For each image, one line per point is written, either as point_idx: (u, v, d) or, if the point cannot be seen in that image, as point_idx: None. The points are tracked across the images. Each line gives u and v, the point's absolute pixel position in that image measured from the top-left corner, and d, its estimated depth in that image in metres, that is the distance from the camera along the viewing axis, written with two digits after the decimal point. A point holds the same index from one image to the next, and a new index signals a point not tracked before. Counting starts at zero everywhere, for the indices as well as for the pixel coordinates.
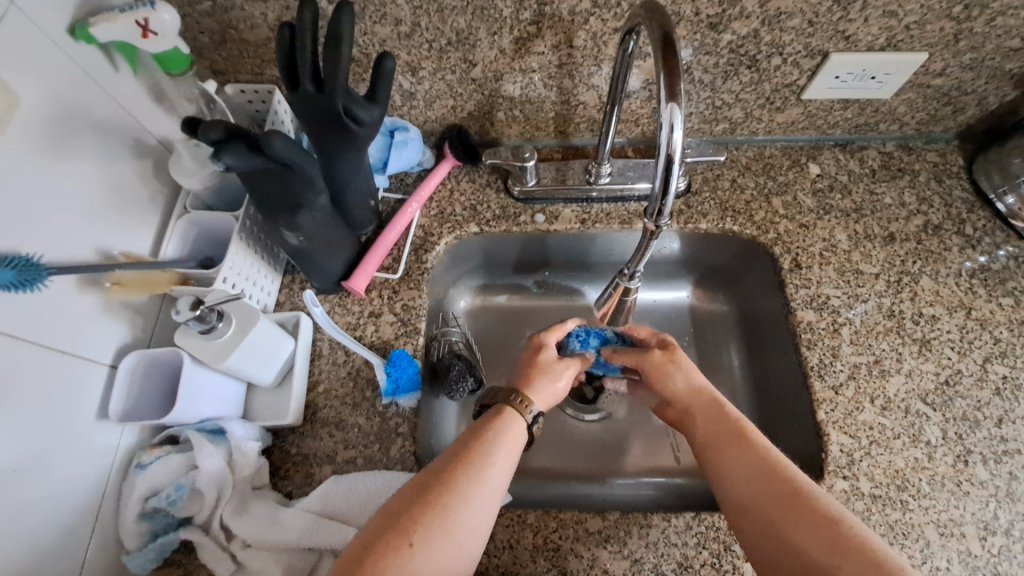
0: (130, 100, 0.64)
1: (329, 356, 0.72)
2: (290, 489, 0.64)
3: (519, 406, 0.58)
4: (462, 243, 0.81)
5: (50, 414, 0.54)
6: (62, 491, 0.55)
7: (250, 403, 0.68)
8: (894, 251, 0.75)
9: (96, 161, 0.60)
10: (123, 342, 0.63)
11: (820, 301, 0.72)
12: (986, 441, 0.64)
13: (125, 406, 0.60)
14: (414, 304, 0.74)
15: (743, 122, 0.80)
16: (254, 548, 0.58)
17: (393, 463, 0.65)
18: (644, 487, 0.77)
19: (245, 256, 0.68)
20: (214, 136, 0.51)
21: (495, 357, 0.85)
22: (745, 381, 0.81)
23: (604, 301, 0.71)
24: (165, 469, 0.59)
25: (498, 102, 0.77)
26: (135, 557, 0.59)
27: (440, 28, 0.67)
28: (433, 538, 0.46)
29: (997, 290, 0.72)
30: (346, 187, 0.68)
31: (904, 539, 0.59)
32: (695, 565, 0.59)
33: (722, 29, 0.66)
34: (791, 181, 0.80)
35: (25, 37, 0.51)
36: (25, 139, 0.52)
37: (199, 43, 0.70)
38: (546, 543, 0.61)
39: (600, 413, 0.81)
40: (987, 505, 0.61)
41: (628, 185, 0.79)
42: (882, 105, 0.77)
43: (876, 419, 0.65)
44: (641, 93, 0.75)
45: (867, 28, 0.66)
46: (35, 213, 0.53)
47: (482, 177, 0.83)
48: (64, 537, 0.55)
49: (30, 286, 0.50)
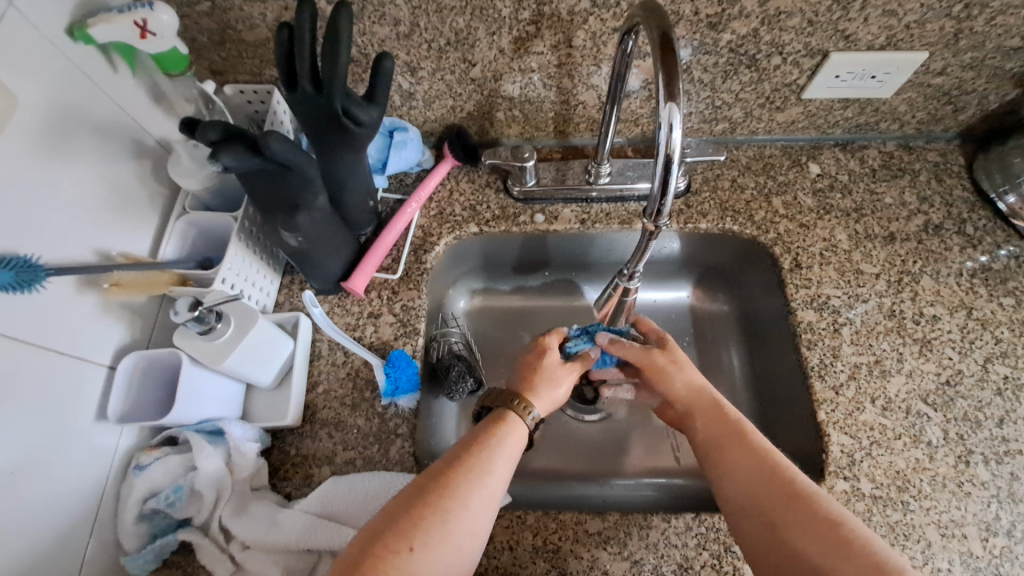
0: (129, 100, 0.64)
1: (328, 357, 0.71)
2: (290, 490, 0.64)
3: (520, 410, 0.58)
4: (462, 244, 0.81)
5: (48, 415, 0.54)
6: (61, 492, 0.55)
7: (249, 404, 0.68)
8: (895, 251, 0.74)
9: (95, 161, 0.60)
10: (122, 342, 0.63)
11: (820, 301, 0.72)
12: (987, 441, 0.64)
13: (125, 406, 0.60)
14: (414, 304, 0.74)
15: (743, 122, 0.80)
16: (253, 549, 0.57)
17: (393, 464, 0.65)
18: (645, 487, 0.76)
19: (244, 257, 0.68)
20: (212, 137, 0.51)
21: (495, 357, 0.85)
22: (745, 381, 0.81)
23: (604, 301, 0.70)
24: (164, 470, 0.59)
25: (498, 102, 0.77)
26: (134, 558, 0.58)
27: (439, 28, 0.67)
28: (433, 542, 0.46)
29: (998, 290, 0.72)
30: (346, 187, 0.68)
31: (905, 540, 0.59)
32: (696, 566, 0.59)
33: (721, 29, 0.66)
34: (791, 181, 0.80)
35: (24, 37, 0.51)
36: (24, 140, 0.52)
37: (197, 44, 0.70)
38: (546, 544, 0.61)
39: (601, 413, 0.81)
40: (989, 506, 0.61)
41: (628, 185, 0.79)
42: (882, 104, 0.77)
43: (877, 419, 0.65)
44: (640, 93, 0.75)
45: (867, 28, 0.66)
46: (33, 213, 0.53)
47: (482, 177, 0.83)
48: (63, 538, 0.55)
49: (29, 286, 0.50)
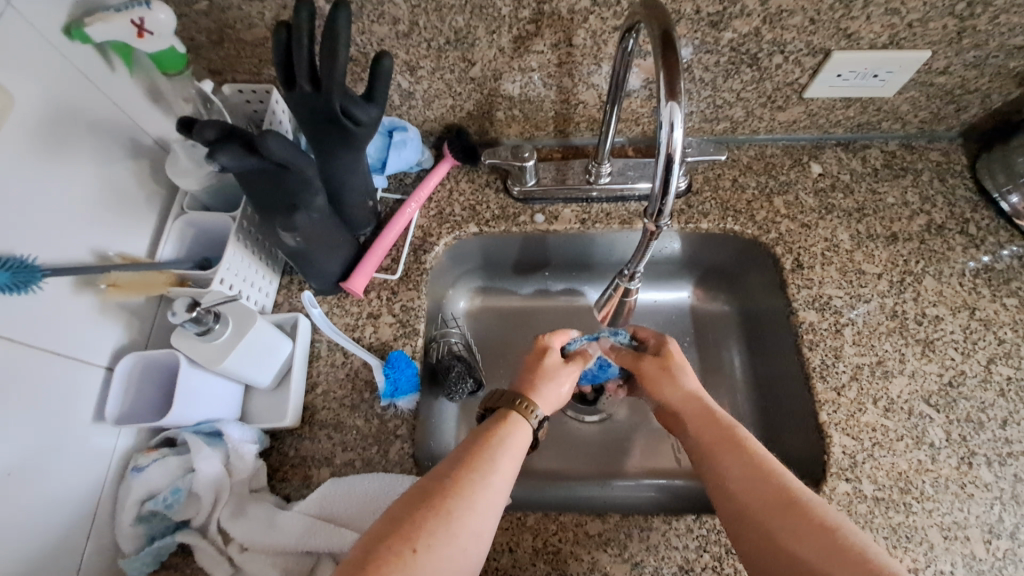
0: (126, 100, 0.64)
1: (327, 358, 0.71)
2: (288, 491, 0.64)
3: (524, 409, 0.57)
4: (462, 244, 0.81)
5: (46, 417, 0.54)
6: (58, 494, 0.54)
7: (248, 405, 0.68)
8: (897, 251, 0.74)
9: (92, 161, 0.60)
10: (119, 343, 0.62)
11: (822, 301, 0.71)
12: (990, 442, 0.63)
13: (122, 408, 0.60)
14: (413, 305, 0.74)
15: (744, 121, 0.80)
16: (251, 551, 0.57)
17: (392, 466, 0.65)
18: (645, 489, 0.76)
19: (243, 257, 0.67)
20: (209, 136, 0.51)
21: (495, 358, 0.85)
22: (746, 382, 0.81)
23: (603, 302, 0.70)
24: (162, 472, 0.59)
25: (498, 101, 0.77)
26: (131, 560, 0.58)
27: (438, 27, 0.67)
28: (437, 543, 0.46)
29: (1001, 290, 0.71)
30: (344, 187, 0.68)
31: (908, 542, 0.59)
32: (696, 569, 0.59)
33: (723, 27, 0.66)
34: (792, 180, 0.80)
35: (20, 37, 0.51)
36: (20, 140, 0.51)
37: (195, 43, 0.70)
38: (545, 546, 0.61)
39: (601, 414, 0.81)
40: (992, 508, 0.60)
41: (628, 185, 0.78)
42: (884, 103, 0.76)
43: (879, 421, 0.65)
44: (641, 92, 0.74)
45: (870, 26, 0.66)
46: (31, 214, 0.53)
47: (482, 177, 0.83)
48: (61, 540, 0.54)
49: (26, 288, 0.50)
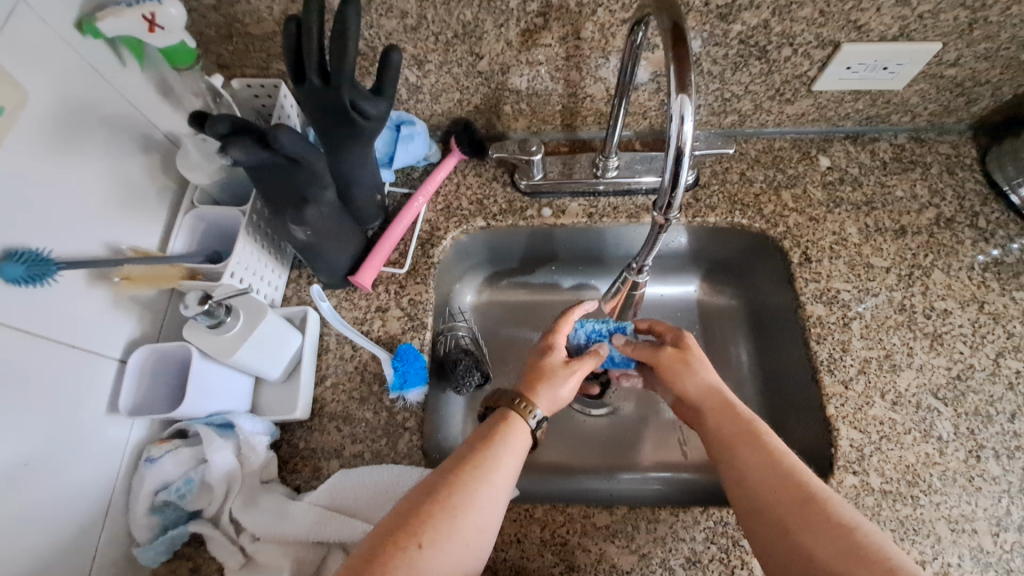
0: (137, 94, 0.64)
1: (336, 351, 0.72)
2: (299, 483, 0.65)
3: (522, 411, 0.57)
4: (469, 238, 0.81)
5: (62, 409, 0.54)
6: (73, 484, 0.55)
7: (257, 398, 0.68)
8: (905, 244, 0.74)
9: (104, 155, 0.60)
10: (132, 336, 0.63)
11: (830, 294, 0.71)
12: (998, 436, 0.63)
13: (135, 399, 0.61)
14: (421, 299, 0.74)
15: (753, 114, 0.79)
16: (263, 541, 0.58)
17: (401, 457, 0.65)
18: (652, 482, 0.77)
19: (252, 251, 0.68)
20: (221, 130, 0.51)
21: (503, 354, 0.85)
22: (752, 376, 0.81)
23: (613, 293, 0.70)
24: (176, 463, 0.59)
25: (505, 95, 0.77)
26: (145, 549, 0.59)
27: (446, 20, 0.67)
28: (442, 537, 0.47)
29: (1010, 284, 0.71)
30: (353, 181, 0.68)
31: (915, 535, 0.59)
32: (704, 560, 0.59)
33: (732, 19, 0.65)
34: (800, 174, 0.79)
35: (32, 33, 0.51)
36: (34, 135, 0.52)
37: (204, 37, 0.70)
38: (553, 537, 0.61)
39: (607, 408, 0.81)
40: (1000, 501, 0.60)
41: (635, 179, 0.79)
42: (894, 96, 0.76)
43: (886, 414, 0.65)
44: (648, 85, 0.74)
45: (880, 18, 0.65)
46: (45, 209, 0.53)
47: (488, 171, 0.83)
48: (77, 531, 0.55)
49: (40, 280, 0.51)
